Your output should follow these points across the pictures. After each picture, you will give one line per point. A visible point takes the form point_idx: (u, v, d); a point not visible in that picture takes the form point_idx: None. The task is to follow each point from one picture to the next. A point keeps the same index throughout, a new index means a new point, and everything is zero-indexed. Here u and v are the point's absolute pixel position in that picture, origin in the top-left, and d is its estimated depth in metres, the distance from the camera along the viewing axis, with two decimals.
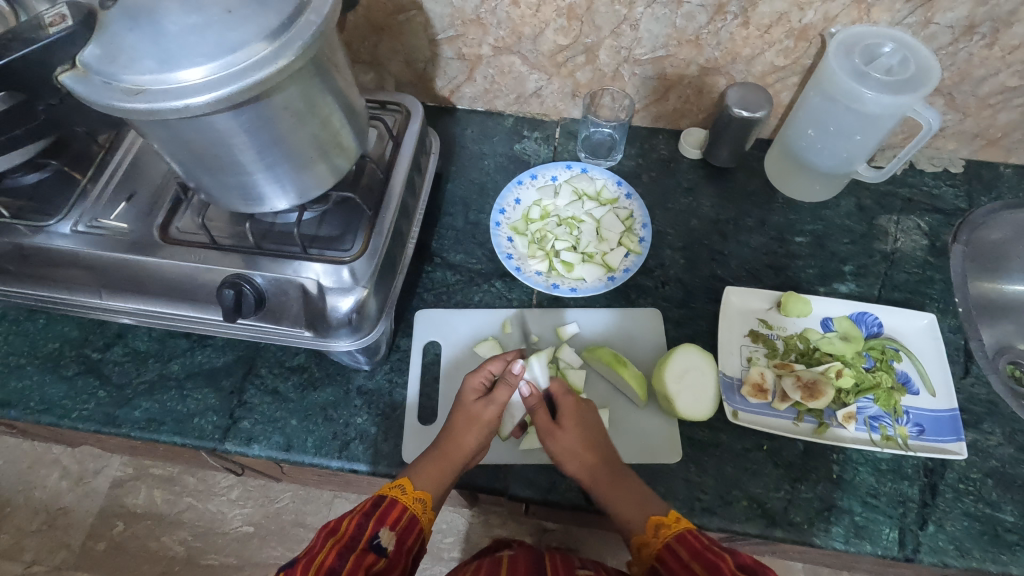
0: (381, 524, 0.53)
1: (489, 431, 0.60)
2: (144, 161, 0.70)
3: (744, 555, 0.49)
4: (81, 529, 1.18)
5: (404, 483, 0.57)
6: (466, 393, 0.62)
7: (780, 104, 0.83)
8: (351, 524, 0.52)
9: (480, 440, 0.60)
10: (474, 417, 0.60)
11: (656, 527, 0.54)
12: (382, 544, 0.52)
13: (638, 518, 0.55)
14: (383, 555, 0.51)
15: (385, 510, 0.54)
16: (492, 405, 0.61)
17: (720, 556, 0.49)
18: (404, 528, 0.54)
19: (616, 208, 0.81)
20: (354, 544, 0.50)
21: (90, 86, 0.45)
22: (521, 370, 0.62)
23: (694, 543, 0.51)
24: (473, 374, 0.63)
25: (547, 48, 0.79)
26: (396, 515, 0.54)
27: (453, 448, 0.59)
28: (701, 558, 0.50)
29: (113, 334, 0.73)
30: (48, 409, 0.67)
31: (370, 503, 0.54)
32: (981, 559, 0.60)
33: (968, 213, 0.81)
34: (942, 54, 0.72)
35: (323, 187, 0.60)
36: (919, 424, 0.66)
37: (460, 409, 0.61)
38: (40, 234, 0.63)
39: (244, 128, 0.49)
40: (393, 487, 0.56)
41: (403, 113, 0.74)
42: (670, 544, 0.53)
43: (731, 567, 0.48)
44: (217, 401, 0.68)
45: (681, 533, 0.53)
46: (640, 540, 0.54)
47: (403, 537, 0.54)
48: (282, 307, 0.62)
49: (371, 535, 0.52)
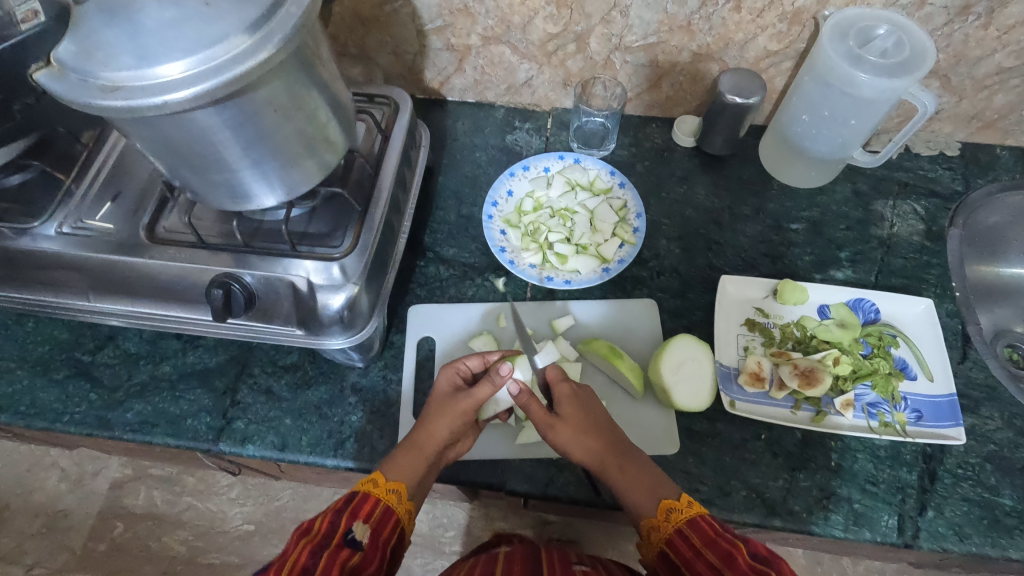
0: (354, 518, 0.51)
1: (463, 420, 0.60)
2: (129, 161, 0.68)
3: (757, 543, 0.49)
4: (82, 531, 1.18)
5: (377, 476, 0.56)
6: (441, 386, 0.62)
7: (774, 89, 0.82)
8: (324, 522, 0.50)
9: (453, 427, 0.59)
10: (450, 407, 0.59)
11: (667, 511, 0.53)
12: (357, 538, 0.50)
13: (649, 501, 0.55)
14: (359, 549, 0.49)
15: (358, 505, 0.53)
16: (470, 397, 0.60)
17: (735, 545, 0.49)
18: (378, 520, 0.53)
19: (609, 198, 0.80)
20: (327, 541, 0.48)
21: (67, 84, 0.44)
22: (509, 371, 0.59)
23: (708, 531, 0.51)
24: (450, 366, 0.63)
25: (537, 37, 0.78)
26: (369, 509, 0.53)
27: (427, 437, 0.58)
28: (715, 547, 0.49)
29: (103, 336, 0.72)
30: (40, 413, 0.66)
31: (342, 500, 0.53)
32: (980, 544, 0.59)
33: (965, 197, 0.81)
34: (938, 35, 0.71)
35: (311, 182, 0.59)
36: (917, 410, 0.66)
37: (435, 399, 0.61)
38: (24, 237, 0.62)
39: (227, 124, 0.48)
40: (366, 482, 0.55)
41: (392, 106, 0.73)
42: (682, 529, 0.52)
43: (746, 557, 0.48)
44: (210, 401, 0.68)
45: (695, 519, 0.52)
46: (650, 523, 0.53)
47: (378, 529, 0.52)
48: (273, 306, 0.61)
49: (345, 530, 0.50)
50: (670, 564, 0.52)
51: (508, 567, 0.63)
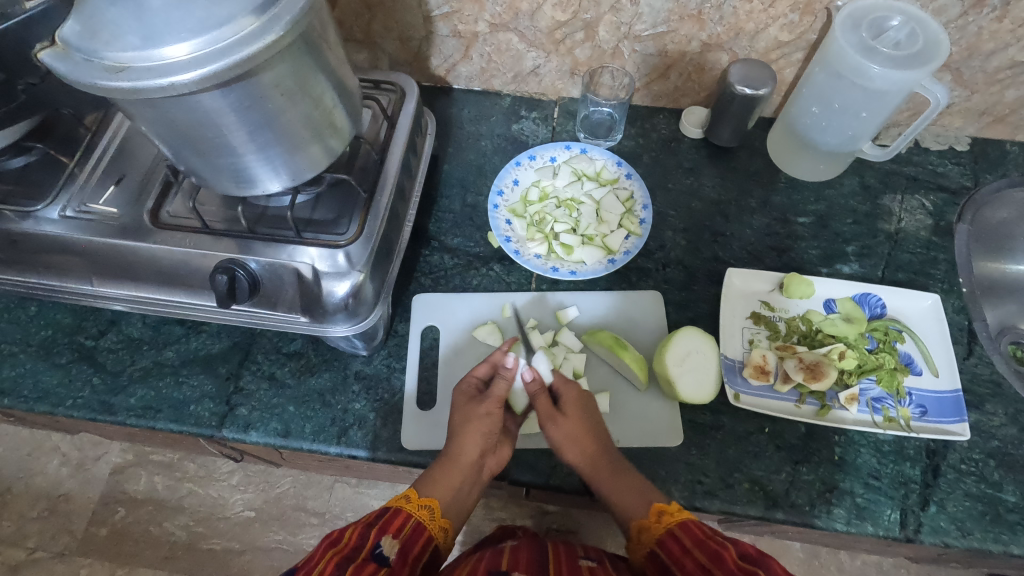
0: (383, 533, 0.52)
1: (490, 428, 0.60)
2: (133, 145, 0.68)
3: (745, 544, 0.49)
4: (83, 516, 1.19)
5: (409, 493, 0.57)
6: (460, 396, 0.62)
7: (784, 81, 0.81)
8: (353, 535, 0.51)
9: (483, 436, 0.59)
10: (471, 415, 0.60)
11: (659, 514, 0.54)
12: (384, 553, 0.50)
13: (640, 504, 0.56)
14: (385, 563, 0.49)
15: (388, 520, 0.53)
16: (490, 399, 0.61)
17: (724, 547, 0.50)
18: (409, 535, 0.53)
19: (616, 189, 0.79)
20: (354, 554, 0.49)
21: (71, 64, 0.43)
22: (514, 361, 0.63)
23: (698, 533, 0.52)
24: (461, 381, 0.63)
25: (545, 25, 0.77)
26: (400, 524, 0.53)
27: (456, 452, 0.58)
28: (704, 547, 0.51)
29: (106, 321, 0.72)
30: (43, 397, 0.66)
31: (373, 515, 0.53)
32: (981, 539, 0.59)
33: (973, 192, 0.80)
34: (951, 27, 0.70)
35: (317, 168, 0.59)
36: (922, 405, 0.65)
37: (456, 412, 0.61)
38: (28, 220, 0.62)
39: (233, 107, 0.48)
40: (397, 498, 0.56)
41: (398, 93, 0.72)
42: (672, 530, 0.53)
43: (733, 557, 0.49)
44: (213, 388, 0.68)
45: (684, 521, 0.53)
46: (640, 525, 0.55)
47: (407, 544, 0.52)
48: (277, 292, 0.61)
49: (372, 545, 0.50)
50: (660, 563, 0.53)
51: (514, 560, 0.63)
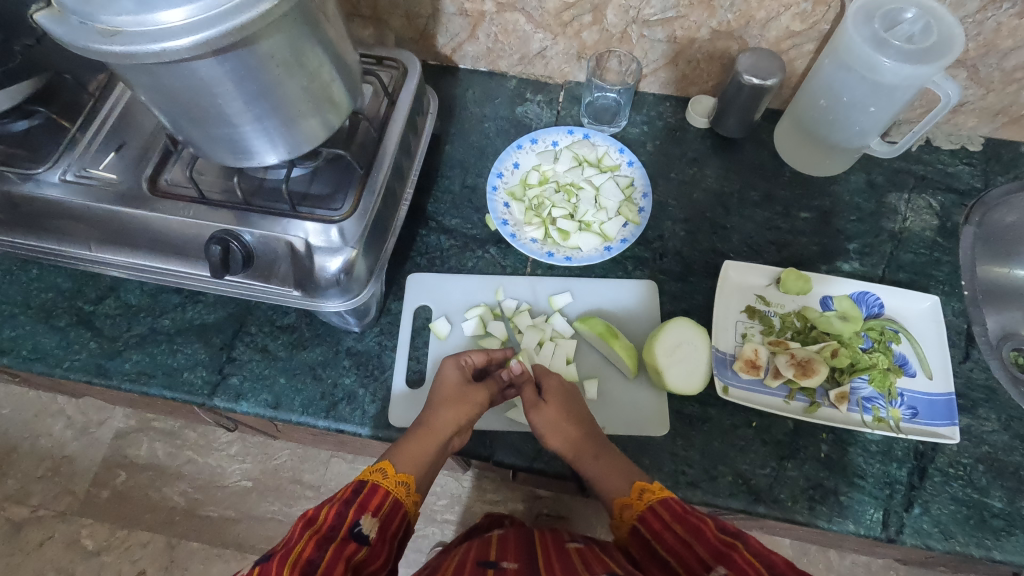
0: (362, 511, 0.51)
1: (474, 410, 0.60)
2: (133, 113, 0.68)
3: (724, 521, 0.50)
4: (85, 478, 1.21)
5: (385, 467, 0.55)
6: (449, 377, 0.62)
7: (794, 72, 0.80)
8: (331, 513, 0.49)
9: (463, 418, 0.59)
10: (464, 398, 0.60)
11: (639, 492, 0.55)
12: (363, 532, 0.50)
13: (623, 484, 0.56)
14: (364, 543, 0.49)
15: (367, 497, 0.52)
16: (483, 389, 0.62)
17: (702, 520, 0.50)
18: (387, 514, 0.52)
19: (616, 176, 0.79)
20: (334, 534, 0.48)
21: (67, 27, 0.43)
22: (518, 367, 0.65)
23: (676, 507, 0.52)
24: (456, 358, 0.63)
25: (552, 6, 0.76)
26: (378, 502, 0.52)
27: (436, 426, 0.58)
28: (684, 521, 0.50)
29: (105, 287, 0.73)
30: (41, 357, 0.68)
31: (351, 490, 0.52)
32: (964, 543, 0.59)
33: (982, 194, 0.79)
34: (969, 22, 0.68)
35: (314, 142, 0.59)
36: (913, 407, 0.65)
37: (444, 389, 0.61)
38: (29, 182, 0.63)
39: (229, 76, 0.47)
40: (373, 472, 0.55)
41: (400, 69, 0.72)
42: (654, 506, 0.53)
43: (713, 528, 0.49)
44: (207, 356, 0.68)
45: (665, 499, 0.53)
46: (623, 501, 0.55)
47: (386, 523, 0.52)
48: (271, 265, 0.61)
49: (351, 523, 0.49)
50: (643, 539, 0.53)
51: (502, 547, 0.63)
